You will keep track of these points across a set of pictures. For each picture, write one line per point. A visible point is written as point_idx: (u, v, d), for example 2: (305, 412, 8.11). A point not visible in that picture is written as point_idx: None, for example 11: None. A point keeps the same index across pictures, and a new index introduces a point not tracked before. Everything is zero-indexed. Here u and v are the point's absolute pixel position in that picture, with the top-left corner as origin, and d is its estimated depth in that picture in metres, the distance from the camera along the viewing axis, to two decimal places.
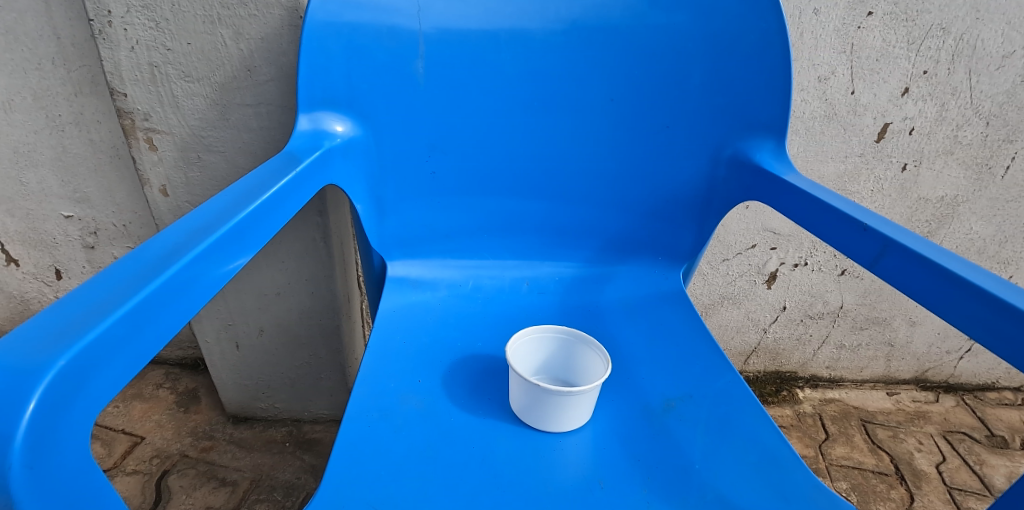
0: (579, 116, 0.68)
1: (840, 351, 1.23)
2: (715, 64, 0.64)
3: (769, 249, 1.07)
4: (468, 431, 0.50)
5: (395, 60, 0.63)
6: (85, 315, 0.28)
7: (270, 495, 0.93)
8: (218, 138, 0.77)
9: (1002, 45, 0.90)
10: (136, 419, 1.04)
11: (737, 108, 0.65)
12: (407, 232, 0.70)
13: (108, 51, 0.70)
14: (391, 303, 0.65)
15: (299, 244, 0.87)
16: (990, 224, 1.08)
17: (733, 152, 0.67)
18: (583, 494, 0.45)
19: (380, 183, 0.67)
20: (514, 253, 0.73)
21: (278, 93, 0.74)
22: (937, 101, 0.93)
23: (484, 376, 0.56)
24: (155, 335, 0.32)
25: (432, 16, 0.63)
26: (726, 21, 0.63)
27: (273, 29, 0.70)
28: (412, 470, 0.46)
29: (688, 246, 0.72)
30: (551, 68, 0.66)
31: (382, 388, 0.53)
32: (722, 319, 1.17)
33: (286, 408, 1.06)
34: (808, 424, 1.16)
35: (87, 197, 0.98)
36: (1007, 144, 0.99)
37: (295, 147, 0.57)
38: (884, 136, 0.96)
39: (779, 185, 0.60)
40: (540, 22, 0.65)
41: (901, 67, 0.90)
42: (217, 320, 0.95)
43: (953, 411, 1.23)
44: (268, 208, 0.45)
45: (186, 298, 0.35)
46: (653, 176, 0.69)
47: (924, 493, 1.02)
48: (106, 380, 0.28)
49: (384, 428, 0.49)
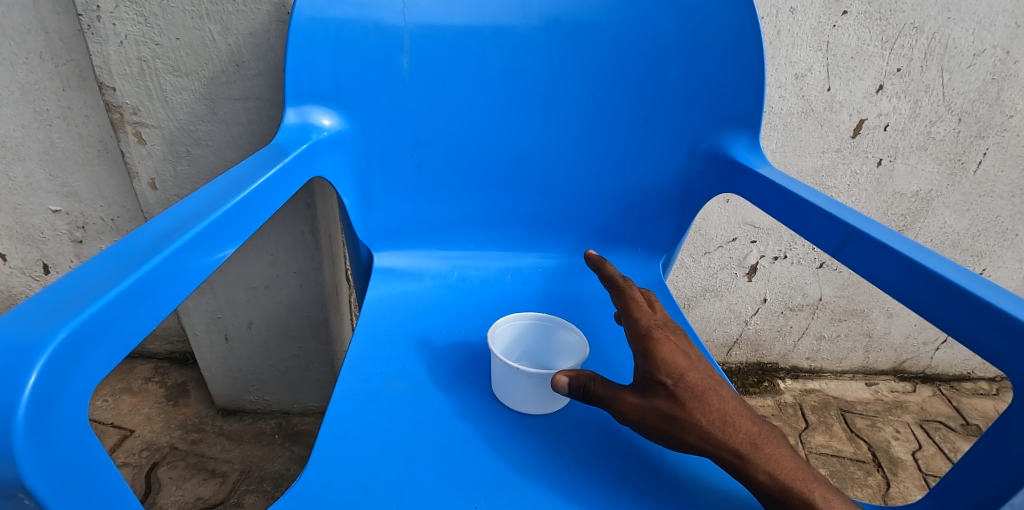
0: (560, 110, 0.70)
1: (820, 342, 1.26)
2: (692, 60, 0.66)
3: (749, 242, 1.09)
4: (450, 413, 0.52)
5: (381, 56, 0.65)
6: (80, 295, 0.30)
7: (259, 486, 0.94)
8: (207, 132, 0.78)
9: (973, 44, 0.92)
10: (125, 412, 1.04)
11: (714, 103, 0.68)
12: (393, 224, 0.72)
13: (97, 45, 0.71)
14: (377, 292, 0.67)
15: (287, 237, 0.88)
16: (963, 218, 1.11)
17: (709, 145, 0.69)
18: (561, 472, 0.47)
19: (366, 177, 0.69)
20: (498, 244, 0.75)
21: (266, 88, 0.75)
22: (910, 98, 0.96)
23: (467, 361, 0.58)
24: (147, 316, 0.33)
25: (417, 13, 0.64)
26: (703, 19, 0.65)
27: (261, 24, 0.71)
28: (396, 449, 0.48)
29: (667, 238, 0.74)
30: (535, 63, 0.68)
31: (368, 374, 0.55)
32: (704, 312, 1.20)
33: (275, 400, 1.08)
34: (789, 413, 1.19)
35: (75, 191, 0.98)
36: (979, 141, 1.02)
37: (282, 140, 0.59)
38: (859, 132, 0.99)
39: (754, 178, 0.62)
40: (522, 18, 0.66)
41: (876, 65, 0.92)
42: (206, 314, 0.96)
43: (930, 401, 1.26)
44: (257, 197, 0.47)
45: (175, 283, 0.36)
46: (633, 169, 0.71)
47: (900, 479, 1.05)
48: (101, 356, 0.30)
49: (369, 411, 0.51)
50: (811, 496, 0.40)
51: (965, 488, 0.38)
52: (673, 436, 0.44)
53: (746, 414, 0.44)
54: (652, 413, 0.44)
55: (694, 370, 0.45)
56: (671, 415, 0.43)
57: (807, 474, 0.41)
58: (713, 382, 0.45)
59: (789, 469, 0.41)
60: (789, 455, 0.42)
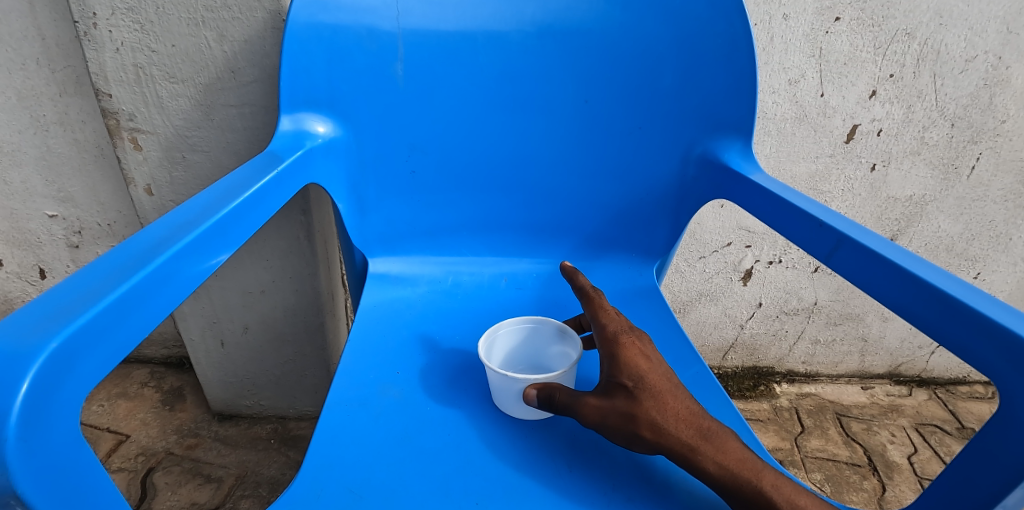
0: (554, 115, 0.70)
1: (816, 346, 1.26)
2: (684, 66, 0.67)
3: (744, 247, 1.10)
4: (443, 419, 0.52)
5: (375, 62, 0.65)
6: (73, 303, 0.30)
7: (254, 491, 0.94)
8: (202, 138, 0.78)
9: (965, 50, 0.93)
10: (121, 417, 1.04)
11: (706, 109, 0.68)
12: (388, 229, 0.72)
13: (93, 52, 0.71)
14: (371, 298, 0.67)
15: (283, 242, 0.88)
16: (958, 223, 1.11)
17: (702, 151, 0.69)
18: (553, 478, 0.48)
19: (361, 182, 0.69)
20: (492, 249, 0.75)
21: (261, 94, 0.75)
22: (903, 104, 0.97)
23: (461, 368, 0.58)
24: (140, 324, 0.33)
25: (411, 20, 0.65)
26: (694, 26, 0.66)
27: (256, 32, 0.71)
28: (389, 455, 0.48)
29: (661, 243, 0.74)
30: (528, 70, 0.68)
31: (362, 380, 0.55)
32: (699, 316, 1.20)
33: (271, 405, 1.08)
34: (785, 417, 1.19)
35: (72, 196, 0.99)
36: (972, 145, 1.03)
37: (277, 147, 0.59)
38: (853, 138, 0.99)
39: (746, 184, 0.62)
40: (515, 25, 0.67)
41: (869, 71, 0.93)
42: (202, 318, 0.96)
43: (926, 404, 1.27)
44: (252, 204, 0.47)
45: (168, 291, 0.36)
46: (626, 174, 0.72)
47: (896, 483, 1.06)
48: (93, 364, 0.30)
49: (362, 417, 0.51)
50: (760, 484, 0.43)
51: (958, 490, 0.38)
52: (633, 435, 0.45)
53: (698, 412, 0.47)
54: (612, 413, 0.46)
55: (653, 372, 0.48)
56: (630, 414, 0.45)
57: (755, 462, 0.44)
58: (670, 384, 0.48)
59: (736, 458, 0.44)
60: (735, 446, 0.45)
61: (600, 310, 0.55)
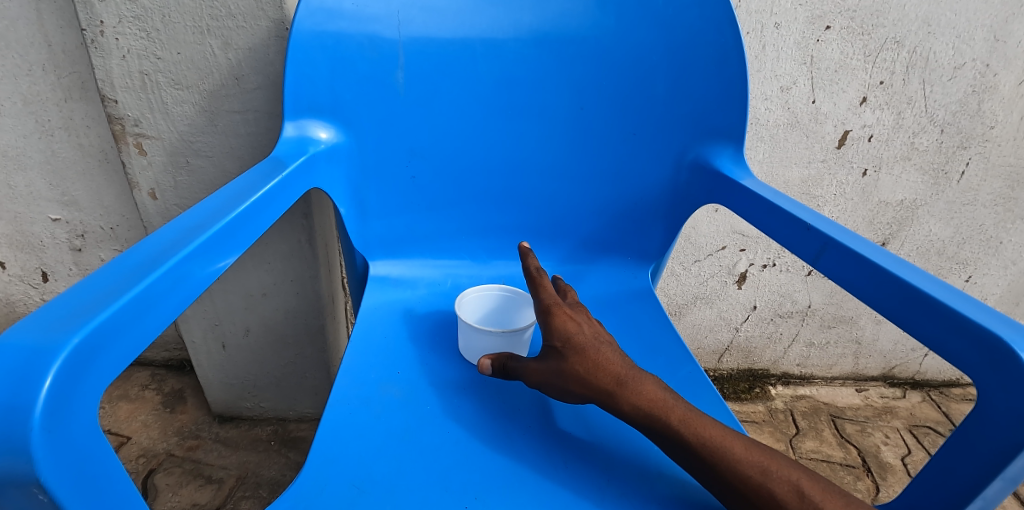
0: (551, 122, 0.72)
1: (810, 349, 1.28)
2: (677, 74, 0.69)
3: (738, 250, 1.11)
4: (443, 417, 0.53)
5: (377, 70, 0.67)
6: (91, 302, 0.31)
7: (255, 491, 0.95)
8: (206, 143, 0.79)
9: (953, 57, 0.95)
10: (122, 419, 1.05)
11: (699, 116, 0.70)
12: (389, 233, 0.74)
13: (100, 59, 0.73)
14: (372, 299, 0.68)
15: (284, 245, 0.89)
16: (948, 227, 1.13)
17: (695, 157, 0.71)
18: (549, 474, 0.49)
19: (363, 187, 0.71)
20: (490, 252, 0.77)
21: (264, 101, 0.77)
22: (893, 110, 0.99)
23: (458, 367, 0.60)
24: (154, 323, 0.35)
25: (412, 29, 0.67)
26: (687, 35, 0.67)
27: (261, 40, 0.73)
28: (390, 452, 0.49)
29: (655, 246, 0.76)
30: (526, 77, 0.70)
31: (363, 379, 0.56)
32: (695, 319, 1.21)
33: (271, 407, 1.09)
34: (780, 419, 1.20)
35: (75, 200, 1.00)
36: (961, 151, 1.05)
37: (281, 152, 0.60)
38: (845, 143, 1.01)
39: (737, 189, 0.64)
40: (513, 33, 0.69)
41: (859, 78, 0.95)
42: (204, 321, 0.97)
43: (919, 406, 1.28)
44: (257, 208, 0.48)
45: (179, 291, 0.37)
46: (621, 179, 0.73)
47: (889, 484, 1.07)
48: (111, 360, 0.31)
49: (363, 415, 0.52)
50: (669, 419, 0.47)
51: (936, 483, 0.39)
52: (563, 389, 0.51)
53: (620, 361, 0.51)
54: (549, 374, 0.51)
55: (581, 333, 0.53)
56: (559, 370, 0.51)
57: (667, 401, 0.48)
58: (597, 340, 0.52)
59: (648, 398, 0.48)
60: (651, 387, 0.49)
61: (541, 286, 0.58)
